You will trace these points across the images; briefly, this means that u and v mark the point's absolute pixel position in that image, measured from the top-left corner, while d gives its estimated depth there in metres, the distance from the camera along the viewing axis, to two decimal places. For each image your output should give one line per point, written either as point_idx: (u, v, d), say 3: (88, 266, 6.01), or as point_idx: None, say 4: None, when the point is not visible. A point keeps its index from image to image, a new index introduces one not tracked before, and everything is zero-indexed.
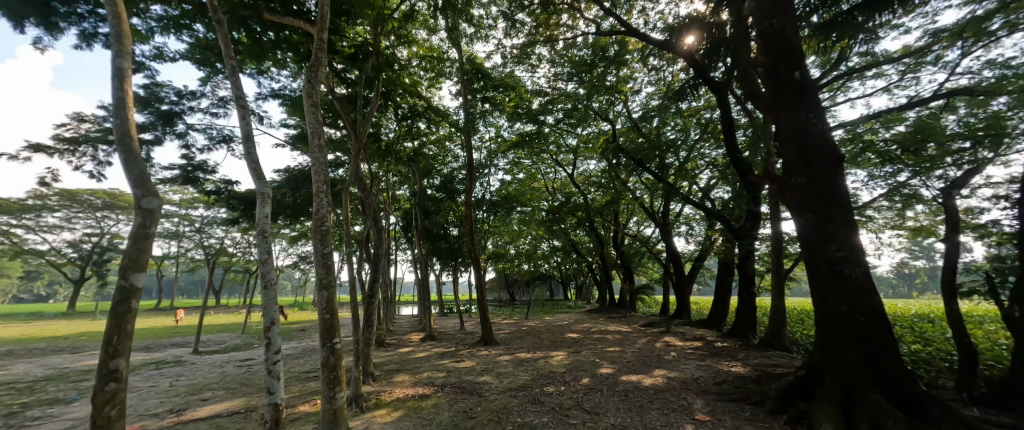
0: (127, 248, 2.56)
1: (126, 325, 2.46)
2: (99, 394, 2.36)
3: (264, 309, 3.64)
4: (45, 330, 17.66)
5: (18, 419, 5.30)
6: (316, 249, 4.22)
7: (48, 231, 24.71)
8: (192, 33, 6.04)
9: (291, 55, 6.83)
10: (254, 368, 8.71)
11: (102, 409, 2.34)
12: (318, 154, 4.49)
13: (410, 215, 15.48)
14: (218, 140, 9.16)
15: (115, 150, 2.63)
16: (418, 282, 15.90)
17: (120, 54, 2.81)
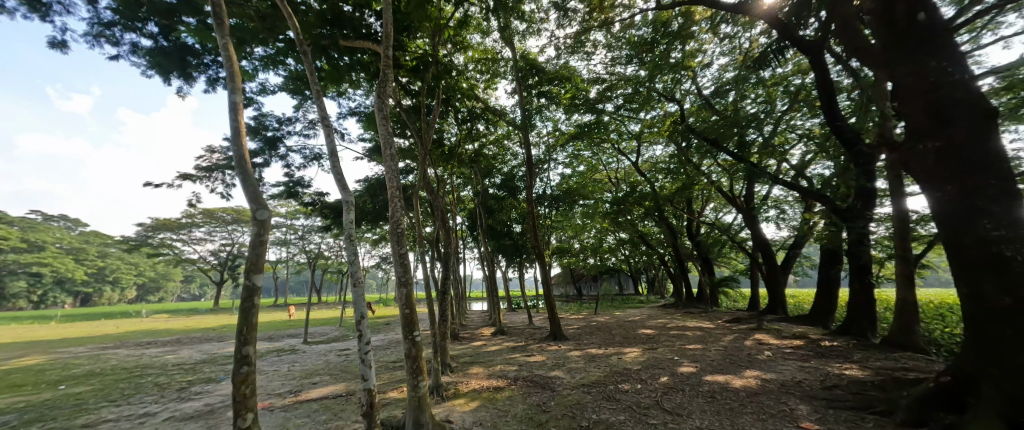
0: (249, 254, 2.98)
1: (254, 319, 2.87)
2: (238, 374, 2.79)
3: (355, 304, 4.01)
4: (197, 323, 21.80)
5: (184, 393, 6.60)
6: (393, 249, 4.53)
7: (195, 242, 30.37)
8: (286, 66, 6.89)
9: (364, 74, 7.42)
10: (350, 357, 9.73)
11: (241, 389, 2.74)
12: (390, 163, 4.81)
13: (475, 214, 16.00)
14: (311, 157, 10.38)
15: (235, 173, 3.06)
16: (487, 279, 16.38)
17: (234, 90, 3.28)
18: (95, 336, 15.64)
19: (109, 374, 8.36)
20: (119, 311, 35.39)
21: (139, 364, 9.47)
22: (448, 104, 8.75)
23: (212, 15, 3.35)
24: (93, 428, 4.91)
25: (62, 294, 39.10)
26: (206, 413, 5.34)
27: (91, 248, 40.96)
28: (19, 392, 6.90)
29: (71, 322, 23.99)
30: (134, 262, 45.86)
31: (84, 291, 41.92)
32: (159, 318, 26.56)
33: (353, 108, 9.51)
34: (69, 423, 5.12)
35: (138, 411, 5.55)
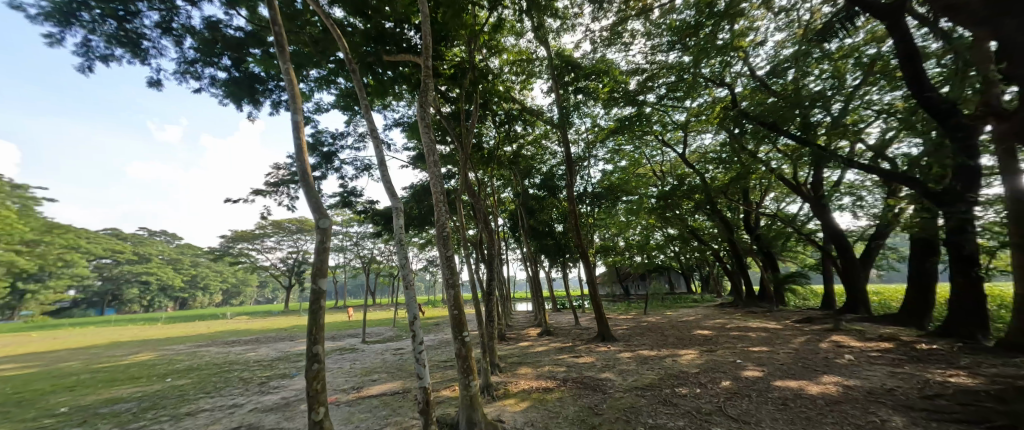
0: (315, 260, 3.23)
1: (321, 319, 3.10)
2: (309, 370, 3.03)
3: (407, 306, 4.20)
4: (271, 324, 24.15)
5: (264, 387, 7.32)
6: (440, 252, 4.68)
7: (266, 251, 33.63)
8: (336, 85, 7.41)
9: (406, 86, 7.76)
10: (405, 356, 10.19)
11: (312, 385, 2.97)
12: (434, 169, 4.98)
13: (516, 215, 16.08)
14: (362, 168, 11.06)
15: (301, 187, 3.34)
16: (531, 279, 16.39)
17: (295, 111, 3.57)
18: (191, 336, 17.87)
19: (203, 369, 9.47)
20: (209, 314, 40.15)
21: (226, 361, 10.66)
22: (486, 108, 8.89)
23: (274, 45, 3.71)
24: (192, 416, 5.58)
25: (165, 299, 45.18)
26: (282, 406, 5.86)
27: (186, 259, 46.82)
28: (136, 383, 8.04)
29: (172, 324, 27.61)
30: (219, 270, 51.81)
31: (181, 297, 48.09)
32: (241, 320, 29.71)
33: (397, 119, 9.98)
34: (174, 411, 5.86)
35: (227, 403, 6.23)
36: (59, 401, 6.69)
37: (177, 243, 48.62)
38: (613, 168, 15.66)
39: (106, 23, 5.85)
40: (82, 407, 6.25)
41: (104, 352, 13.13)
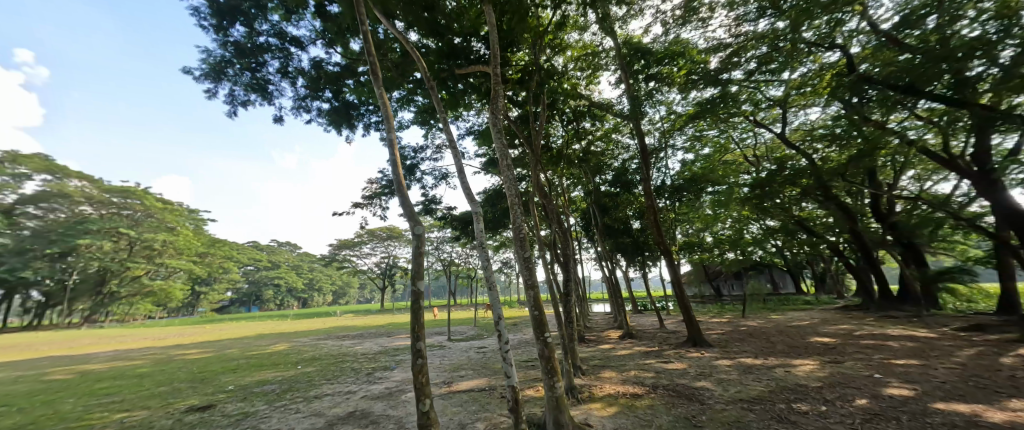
0: (412, 264, 3.55)
1: (421, 318, 3.39)
2: (415, 365, 3.32)
3: (492, 306, 4.36)
4: (371, 321, 27.17)
5: (370, 377, 8.25)
6: (518, 253, 4.77)
7: (364, 256, 37.99)
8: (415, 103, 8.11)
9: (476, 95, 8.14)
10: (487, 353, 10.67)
11: (418, 378, 3.24)
12: (507, 173, 5.10)
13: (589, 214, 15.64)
14: (440, 177, 11.86)
15: (396, 197, 3.69)
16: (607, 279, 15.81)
17: (388, 128, 3.98)
18: (311, 331, 20.97)
19: (323, 359, 11.06)
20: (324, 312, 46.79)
21: (339, 353, 12.27)
22: (554, 108, 8.88)
23: (370, 77, 4.22)
24: (318, 399, 6.53)
25: (292, 299, 53.85)
26: (386, 395, 6.54)
27: (302, 264, 55.74)
28: (276, 369, 9.70)
29: (298, 320, 32.76)
30: (329, 274, 59.95)
31: (303, 297, 56.82)
32: (348, 317, 34.02)
33: (469, 128, 10.52)
34: (305, 394, 6.94)
35: (343, 389, 7.17)
36: (227, 380, 8.38)
37: (297, 252, 57.58)
38: (693, 157, 14.30)
39: (245, 75, 7.49)
40: (242, 386, 7.74)
41: (251, 342, 16.11)
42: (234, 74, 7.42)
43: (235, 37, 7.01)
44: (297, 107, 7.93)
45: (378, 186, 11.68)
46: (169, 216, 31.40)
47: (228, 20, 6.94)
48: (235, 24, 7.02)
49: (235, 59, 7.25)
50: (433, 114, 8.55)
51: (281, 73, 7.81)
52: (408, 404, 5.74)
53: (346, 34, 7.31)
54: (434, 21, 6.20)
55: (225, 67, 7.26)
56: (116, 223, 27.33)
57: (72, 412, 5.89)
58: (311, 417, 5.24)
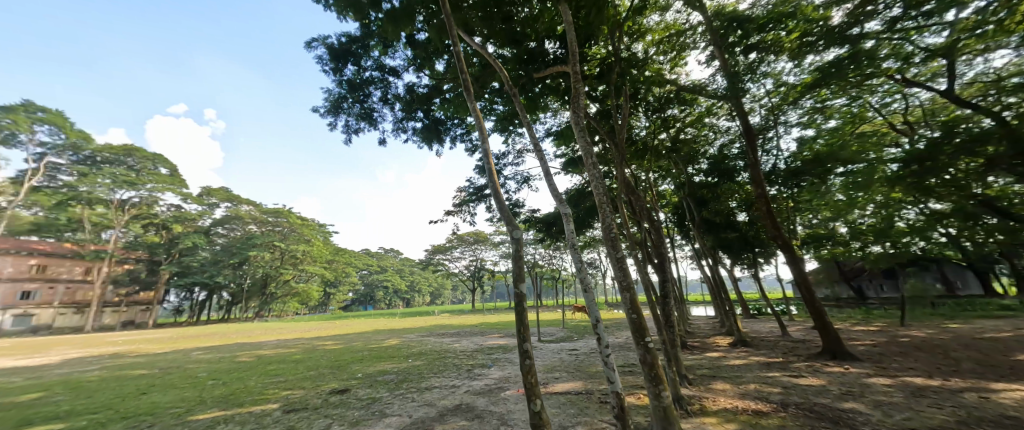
0: (513, 267, 3.82)
1: (525, 319, 3.63)
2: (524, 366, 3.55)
3: (589, 308, 4.42)
4: (465, 321, 28.95)
5: (472, 373, 8.87)
6: (610, 253, 4.99)
7: (455, 260, 40.82)
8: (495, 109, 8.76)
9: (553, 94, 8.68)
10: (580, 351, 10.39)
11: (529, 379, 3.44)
12: (594, 170, 5.46)
13: (682, 208, 13.65)
14: (522, 181, 12.22)
15: (494, 204, 4.01)
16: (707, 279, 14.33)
17: (483, 143, 4.54)
18: (415, 328, 23.27)
19: (428, 354, 12.22)
20: (424, 311, 51.46)
21: (442, 349, 13.38)
22: (637, 97, 8.61)
23: (464, 92, 5.15)
24: (428, 390, 7.25)
25: (397, 299, 60.45)
26: (487, 391, 6.93)
27: (405, 268, 62.02)
28: (392, 361, 11.04)
29: (403, 318, 36.67)
30: (426, 277, 65.82)
31: (406, 297, 63.30)
32: (446, 317, 36.82)
33: (548, 129, 10.72)
34: (417, 385, 7.78)
35: (448, 383, 7.84)
36: (356, 369, 9.83)
37: (399, 257, 64.47)
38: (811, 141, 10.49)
39: (355, 107, 8.79)
40: (369, 375, 9.01)
41: (370, 336, 18.59)
42: (348, 107, 8.79)
43: (347, 76, 8.34)
44: (396, 129, 9.07)
45: (465, 194, 12.59)
46: (308, 229, 37.30)
47: (342, 63, 8.29)
48: (347, 65, 8.34)
49: (348, 94, 8.59)
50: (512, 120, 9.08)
51: (383, 101, 8.96)
52: (509, 401, 6.05)
53: (433, 57, 8.15)
54: (511, 31, 7.00)
55: (342, 102, 8.67)
56: (270, 238, 34.26)
57: (255, 388, 7.55)
58: (425, 407, 5.85)
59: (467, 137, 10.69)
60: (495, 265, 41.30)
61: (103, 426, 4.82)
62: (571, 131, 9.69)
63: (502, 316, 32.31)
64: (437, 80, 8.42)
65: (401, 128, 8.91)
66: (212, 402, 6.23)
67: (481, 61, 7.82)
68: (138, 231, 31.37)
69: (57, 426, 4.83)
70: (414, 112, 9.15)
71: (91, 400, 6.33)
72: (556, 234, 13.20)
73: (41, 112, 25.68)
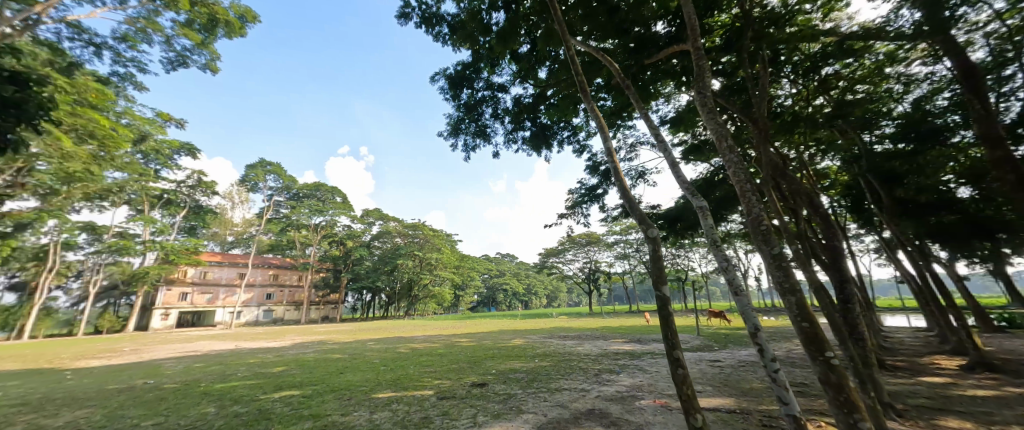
0: (652, 266, 4.34)
1: (671, 325, 4.06)
2: (675, 375, 3.86)
3: (745, 317, 4.27)
4: (584, 324, 28.49)
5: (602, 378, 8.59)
6: (762, 250, 4.69)
7: (569, 262, 40.71)
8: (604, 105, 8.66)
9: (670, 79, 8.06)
10: (728, 355, 8.84)
11: (682, 388, 3.75)
12: (729, 154, 5.24)
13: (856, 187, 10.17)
14: (636, 175, 11.46)
15: (627, 210, 4.85)
16: (906, 277, 10.82)
17: (610, 156, 5.30)
18: (536, 329, 23.91)
19: (553, 355, 12.30)
20: (542, 313, 52.75)
21: (566, 351, 13.36)
22: (777, 61, 7.47)
23: (581, 91, 6.08)
24: (558, 392, 6.73)
25: (517, 301, 63.39)
26: (620, 398, 6.09)
27: (520, 272, 65.94)
28: (520, 360, 11.55)
29: (524, 319, 38.12)
30: (540, 279, 68.11)
31: (525, 300, 65.82)
32: (565, 319, 36.91)
33: (661, 116, 9.91)
34: (547, 384, 7.33)
35: (578, 386, 7.24)
36: (490, 365, 10.60)
37: (515, 260, 67.69)
38: None
39: (472, 126, 9.67)
40: (501, 372, 9.57)
41: (497, 336, 19.86)
42: (466, 128, 9.73)
43: (464, 100, 9.23)
44: (507, 141, 9.68)
45: (576, 196, 12.56)
46: (438, 240, 42.70)
47: (458, 89, 9.21)
48: (463, 90, 9.23)
49: (465, 116, 9.50)
50: (618, 114, 8.88)
51: (494, 116, 9.62)
52: (644, 413, 5.27)
53: (536, 66, 8.40)
54: (615, 23, 6.79)
55: (460, 124, 9.66)
56: (411, 248, 40.24)
57: (414, 376, 8.86)
58: (557, 408, 5.56)
59: (574, 138, 10.63)
60: (610, 266, 39.66)
61: (321, 395, 6.33)
62: (692, 115, 8.84)
63: (622, 319, 30.72)
64: (541, 88, 8.66)
65: (511, 139, 9.45)
66: (387, 384, 7.56)
67: (588, 59, 7.79)
68: (325, 248, 40.94)
69: (295, 392, 6.54)
70: (522, 122, 9.59)
71: (312, 375, 8.39)
72: (683, 232, 11.92)
73: (268, 165, 35.91)
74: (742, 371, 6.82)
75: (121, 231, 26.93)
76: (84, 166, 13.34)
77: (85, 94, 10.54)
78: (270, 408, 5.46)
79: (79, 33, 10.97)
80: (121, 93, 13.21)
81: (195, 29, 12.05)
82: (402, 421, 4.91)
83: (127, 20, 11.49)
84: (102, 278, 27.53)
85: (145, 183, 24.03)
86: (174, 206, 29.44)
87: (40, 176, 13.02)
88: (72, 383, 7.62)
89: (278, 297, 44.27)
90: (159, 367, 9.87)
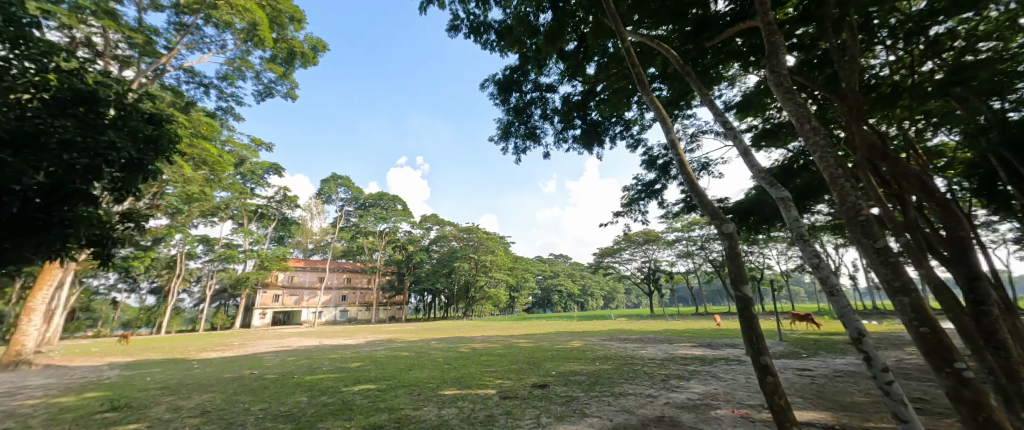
0: (730, 265, 4.12)
1: (756, 328, 3.83)
2: (765, 383, 3.67)
3: (844, 322, 3.91)
4: (646, 326, 27.13)
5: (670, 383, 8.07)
6: (863, 243, 4.17)
7: (626, 262, 39.16)
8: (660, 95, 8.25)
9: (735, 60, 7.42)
10: (821, 365, 7.60)
11: (774, 398, 3.57)
12: (813, 137, 4.67)
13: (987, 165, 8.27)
14: (700, 167, 10.70)
15: (697, 206, 4.63)
16: None
17: (674, 150, 5.04)
18: (594, 331, 23.28)
19: (615, 359, 11.82)
20: (600, 314, 51.31)
21: (628, 354, 12.80)
22: (869, 26, 6.55)
23: (636, 83, 5.85)
24: (624, 396, 6.13)
25: (573, 302, 62.39)
26: (692, 406, 5.32)
27: (575, 273, 64.90)
28: (580, 362, 11.30)
29: (582, 321, 37.37)
30: (596, 279, 66.51)
31: (581, 301, 64.55)
32: (624, 321, 35.51)
33: (726, 102, 9.14)
34: (611, 389, 6.83)
35: (644, 392, 6.39)
36: (549, 367, 10.52)
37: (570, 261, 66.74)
38: None
39: (522, 128, 9.73)
40: (561, 373, 9.45)
41: (554, 337, 19.68)
42: (516, 130, 9.82)
43: (513, 103, 9.32)
44: (558, 141, 9.61)
45: (632, 193, 12.05)
46: (492, 242, 43.59)
47: (507, 93, 9.32)
48: (512, 94, 9.32)
49: (515, 119, 9.59)
50: (675, 104, 8.39)
51: (544, 117, 9.58)
52: (724, 423, 4.41)
53: (585, 62, 8.21)
54: (670, 7, 6.40)
55: (510, 127, 9.77)
56: (467, 251, 41.60)
57: (476, 375, 9.12)
58: (624, 414, 5.05)
59: (628, 132, 10.22)
60: (672, 265, 37.40)
61: (394, 390, 6.77)
62: (762, 97, 8.04)
63: (689, 322, 28.77)
64: (590, 84, 8.46)
65: (562, 139, 9.35)
66: (451, 382, 7.88)
67: (641, 49, 7.47)
68: (390, 252, 43.85)
69: (371, 386, 7.08)
70: (572, 121, 9.45)
71: (383, 370, 9.02)
72: (758, 226, 10.85)
73: (339, 179, 39.52)
74: (840, 382, 5.91)
75: (227, 242, 31.37)
76: (199, 188, 15.77)
77: (199, 128, 12.47)
78: (351, 399, 5.95)
79: (192, 76, 13.02)
80: (224, 124, 15.42)
81: (278, 63, 13.67)
82: (468, 417, 5.06)
83: (227, 61, 13.39)
84: (215, 282, 32.29)
85: (244, 200, 27.77)
86: (267, 219, 33.62)
87: (168, 198, 15.63)
88: (197, 371, 9.01)
89: (351, 298, 48.31)
90: (259, 360, 11.26)
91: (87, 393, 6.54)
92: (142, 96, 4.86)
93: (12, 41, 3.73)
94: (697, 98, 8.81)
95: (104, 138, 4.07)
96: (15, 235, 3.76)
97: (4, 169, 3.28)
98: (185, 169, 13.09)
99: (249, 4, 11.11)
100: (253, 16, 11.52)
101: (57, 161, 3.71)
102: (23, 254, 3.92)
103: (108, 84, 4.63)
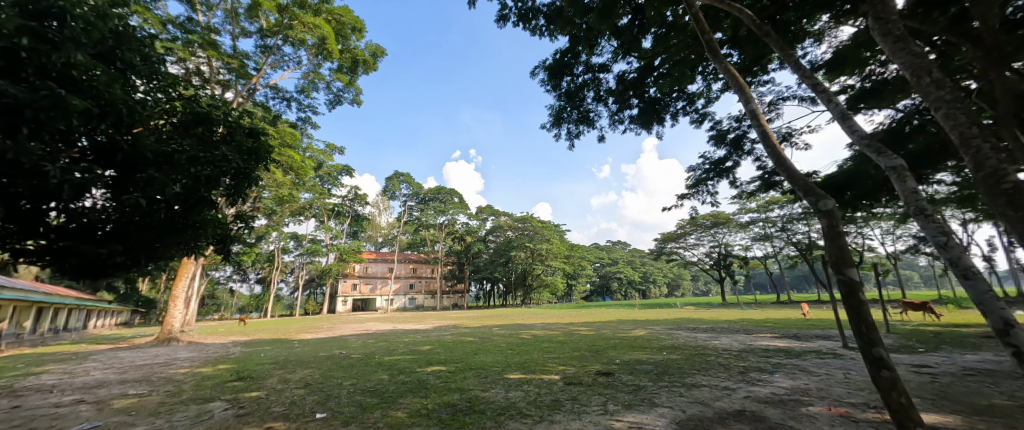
0: (832, 246, 3.67)
1: (866, 317, 3.38)
2: (878, 378, 3.27)
3: (986, 309, 3.35)
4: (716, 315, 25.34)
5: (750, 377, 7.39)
6: (1010, 216, 3.45)
7: (692, 248, 36.61)
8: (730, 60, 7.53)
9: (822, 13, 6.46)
10: (944, 361, 6.45)
11: (892, 396, 3.16)
12: (936, 93, 3.89)
13: None
14: (781, 138, 9.55)
15: (787, 181, 4.17)
16: None
17: (756, 122, 4.55)
18: (659, 320, 22.27)
19: (685, 348, 11.17)
20: (665, 303, 48.81)
21: (698, 344, 12.04)
22: None
23: (707, 52, 5.33)
24: (698, 388, 5.78)
25: (634, 290, 60.23)
26: (778, 401, 4.88)
27: (635, 259, 62.53)
28: (645, 352, 10.86)
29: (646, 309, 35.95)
30: (659, 266, 63.40)
31: (644, 289, 62.08)
32: (692, 309, 33.47)
33: (812, 61, 7.99)
34: (682, 379, 6.52)
35: (720, 384, 5.99)
36: (614, 355, 10.32)
37: (628, 248, 64.47)
38: None
39: (575, 113, 9.49)
40: (627, 362, 9.24)
41: (617, 325, 19.18)
42: (568, 116, 9.59)
43: (565, 88, 9.08)
44: (613, 123, 9.22)
45: (699, 173, 11.16)
46: (547, 230, 43.51)
47: (559, 78, 9.09)
48: (563, 78, 9.07)
49: (567, 104, 9.34)
50: (750, 67, 7.54)
51: (598, 99, 9.23)
52: (818, 422, 3.91)
53: (641, 36, 7.72)
54: None
55: (562, 113, 9.55)
56: (522, 240, 41.99)
57: (540, 360, 9.27)
58: (698, 406, 4.78)
59: (692, 107, 9.46)
60: (746, 249, 34.26)
61: (463, 372, 7.14)
62: (859, 51, 6.91)
63: (768, 311, 26.18)
64: (647, 59, 7.95)
65: (618, 120, 8.94)
66: (515, 367, 8.08)
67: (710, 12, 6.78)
68: (450, 243, 46.04)
69: (442, 367, 7.53)
70: (628, 100, 8.97)
71: (452, 354, 9.59)
72: (858, 202, 9.43)
73: (401, 175, 42.19)
74: (973, 383, 4.96)
75: (312, 238, 35.32)
76: (287, 190, 17.86)
77: (285, 138, 13.98)
78: (425, 379, 6.40)
79: (277, 92, 14.66)
80: (304, 132, 17.19)
81: (344, 72, 14.81)
82: (534, 401, 5.17)
83: (302, 75, 14.84)
84: (305, 273, 36.69)
85: (323, 200, 30.94)
86: (343, 216, 37.13)
87: (265, 201, 17.96)
88: (297, 350, 10.35)
89: (418, 287, 51.73)
90: (345, 342, 12.59)
91: (220, 366, 7.85)
92: (242, 114, 5.53)
93: (148, 76, 4.48)
94: (774, 61, 7.84)
95: (217, 152, 4.77)
96: (163, 235, 4.50)
97: (150, 183, 3.96)
98: (276, 174, 14.89)
99: (318, 21, 12.11)
100: (322, 31, 12.47)
101: (186, 173, 4.40)
102: (170, 251, 4.87)
103: (217, 106, 5.35)
